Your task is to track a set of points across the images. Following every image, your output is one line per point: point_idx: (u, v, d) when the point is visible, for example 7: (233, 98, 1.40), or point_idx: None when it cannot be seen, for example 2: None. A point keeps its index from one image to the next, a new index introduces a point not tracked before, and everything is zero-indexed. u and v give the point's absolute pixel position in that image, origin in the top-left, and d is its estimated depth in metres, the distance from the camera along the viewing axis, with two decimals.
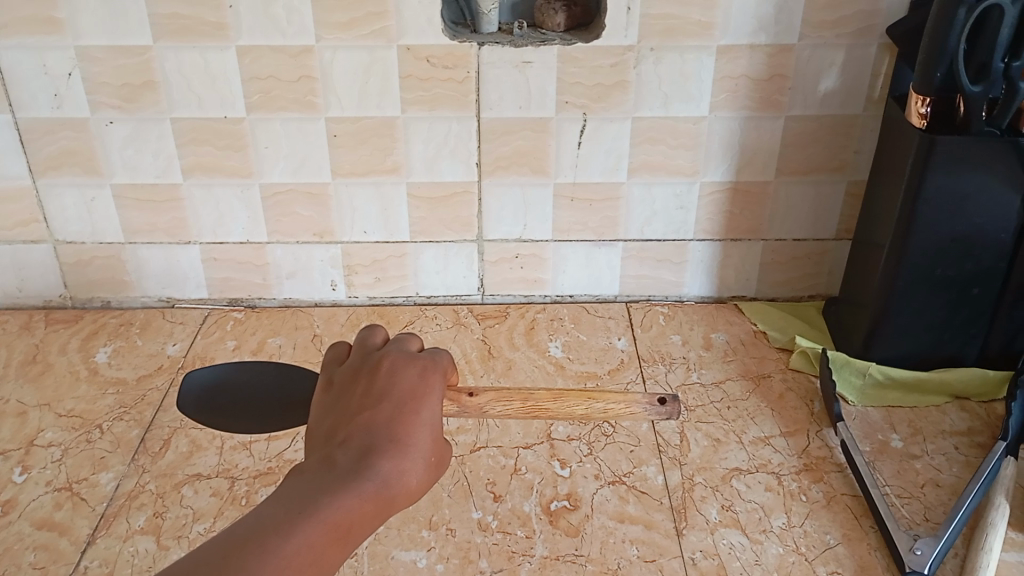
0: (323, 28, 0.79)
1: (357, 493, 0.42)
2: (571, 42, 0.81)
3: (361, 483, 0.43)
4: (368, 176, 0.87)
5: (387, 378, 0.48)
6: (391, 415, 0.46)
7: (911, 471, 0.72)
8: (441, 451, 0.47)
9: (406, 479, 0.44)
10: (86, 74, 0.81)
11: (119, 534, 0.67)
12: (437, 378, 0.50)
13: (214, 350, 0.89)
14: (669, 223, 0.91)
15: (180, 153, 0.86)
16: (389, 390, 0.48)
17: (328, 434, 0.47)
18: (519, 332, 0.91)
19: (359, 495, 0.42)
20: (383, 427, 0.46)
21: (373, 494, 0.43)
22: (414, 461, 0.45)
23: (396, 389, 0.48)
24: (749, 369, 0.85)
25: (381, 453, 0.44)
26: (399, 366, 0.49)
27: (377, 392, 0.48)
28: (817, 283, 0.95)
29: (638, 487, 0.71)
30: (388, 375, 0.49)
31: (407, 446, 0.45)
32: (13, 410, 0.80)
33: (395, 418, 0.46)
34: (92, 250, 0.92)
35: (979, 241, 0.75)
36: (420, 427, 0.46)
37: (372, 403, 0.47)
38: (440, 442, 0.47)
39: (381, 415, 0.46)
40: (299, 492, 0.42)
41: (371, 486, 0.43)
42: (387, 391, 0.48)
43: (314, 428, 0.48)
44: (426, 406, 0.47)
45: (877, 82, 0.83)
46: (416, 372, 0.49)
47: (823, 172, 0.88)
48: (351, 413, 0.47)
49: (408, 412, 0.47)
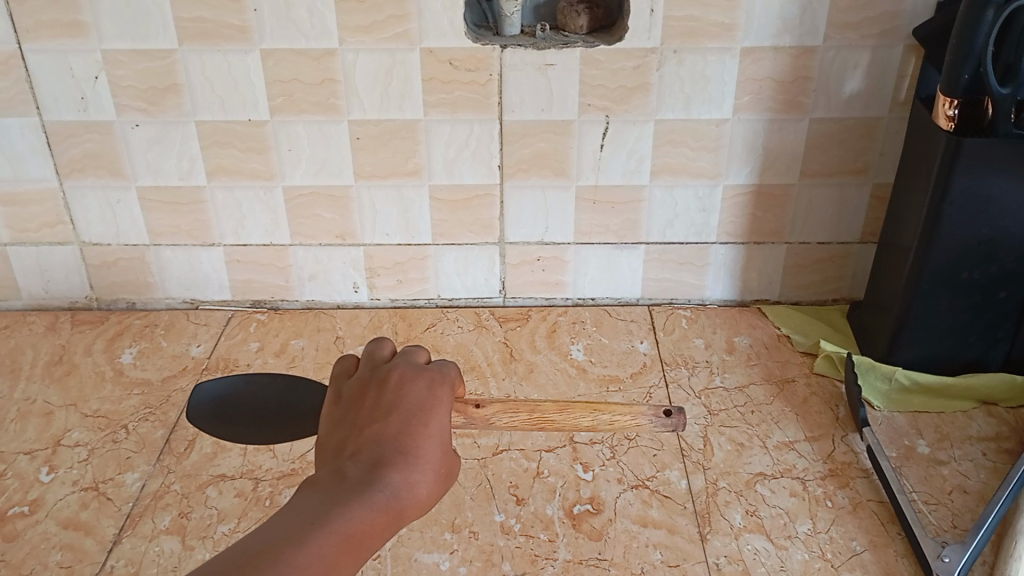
0: (346, 32, 0.79)
1: (368, 504, 0.42)
2: (593, 45, 0.80)
3: (372, 494, 0.43)
4: (390, 179, 0.88)
5: (394, 391, 0.48)
6: (400, 427, 0.46)
7: (938, 477, 0.72)
8: (450, 463, 0.47)
9: (415, 491, 0.44)
10: (111, 78, 0.82)
11: (144, 535, 0.67)
12: (445, 390, 0.50)
13: (237, 352, 0.89)
14: (691, 226, 0.91)
15: (203, 156, 0.87)
16: (398, 403, 0.48)
17: (338, 449, 0.47)
18: (541, 335, 0.91)
19: (371, 506, 0.42)
20: (393, 440, 0.46)
21: (383, 506, 0.43)
22: (423, 473, 0.45)
23: (404, 402, 0.48)
24: (772, 373, 0.85)
25: (391, 466, 0.44)
26: (407, 379, 0.49)
27: (385, 405, 0.48)
28: (841, 287, 0.95)
29: (661, 491, 0.70)
30: (396, 388, 0.49)
31: (415, 458, 0.45)
32: (39, 411, 0.81)
33: (404, 431, 0.46)
34: (116, 252, 0.93)
35: (1007, 244, 0.74)
36: (429, 439, 0.46)
37: (381, 416, 0.47)
38: (449, 454, 0.47)
39: (389, 428, 0.46)
40: (310, 506, 0.42)
41: (382, 498, 0.43)
42: (396, 403, 0.48)
43: (323, 443, 0.48)
44: (434, 418, 0.47)
45: (902, 83, 0.82)
46: (424, 385, 0.49)
47: (847, 175, 0.87)
48: (361, 426, 0.47)
49: (417, 425, 0.47)
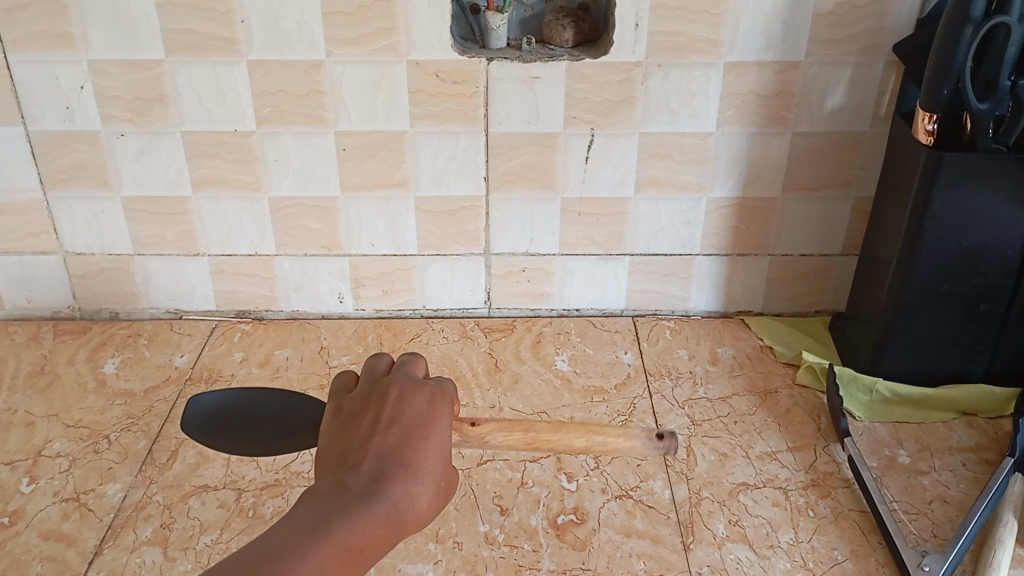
0: (334, 44, 0.80)
1: (369, 516, 0.42)
2: (579, 58, 0.81)
3: (372, 507, 0.43)
4: (376, 190, 0.88)
5: (395, 405, 0.48)
6: (400, 440, 0.46)
7: (919, 487, 0.72)
8: (450, 475, 0.47)
9: (416, 503, 0.44)
10: (98, 88, 0.82)
11: (126, 546, 0.67)
12: (445, 404, 0.49)
13: (221, 362, 0.89)
14: (676, 238, 0.91)
15: (189, 166, 0.87)
16: (398, 417, 0.47)
17: (339, 460, 0.46)
18: (526, 346, 0.91)
19: (371, 518, 0.42)
20: (393, 453, 0.45)
21: (384, 517, 0.43)
22: (423, 485, 0.45)
23: (404, 415, 0.47)
24: (756, 384, 0.85)
25: (392, 478, 0.44)
26: (407, 392, 0.49)
27: (385, 419, 0.47)
28: (824, 298, 0.96)
29: (645, 501, 0.71)
30: (396, 402, 0.48)
31: (416, 470, 0.45)
32: (21, 421, 0.80)
33: (404, 444, 0.46)
34: (101, 261, 0.93)
35: (986, 257, 0.75)
36: (430, 452, 0.46)
37: (380, 429, 0.47)
38: (450, 466, 0.47)
39: (389, 442, 0.46)
40: (311, 516, 0.42)
41: (382, 509, 0.43)
42: (396, 416, 0.47)
43: (323, 454, 0.48)
44: (435, 431, 0.47)
45: (883, 98, 0.83)
46: (425, 398, 0.48)
47: (830, 188, 0.88)
48: (361, 438, 0.47)
49: (417, 438, 0.46)
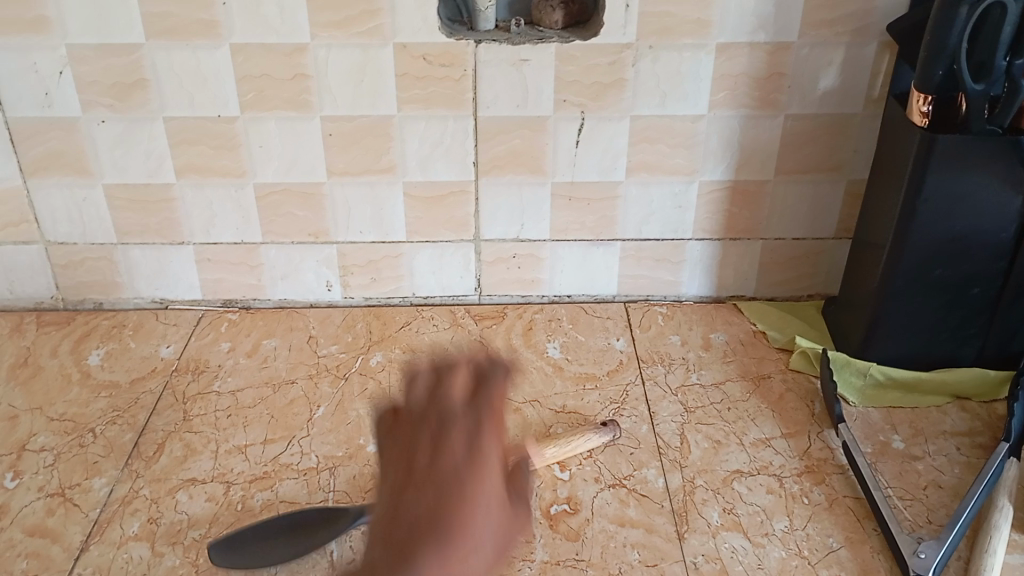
0: (317, 27, 0.78)
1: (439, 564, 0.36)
2: (568, 40, 0.80)
3: (440, 553, 0.37)
4: (363, 176, 0.87)
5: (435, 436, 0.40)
6: (451, 468, 0.39)
7: (913, 472, 0.72)
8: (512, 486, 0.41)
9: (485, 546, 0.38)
10: (76, 74, 0.80)
11: (112, 541, 0.66)
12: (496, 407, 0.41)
13: (208, 352, 0.87)
14: (667, 223, 0.90)
15: (172, 154, 0.85)
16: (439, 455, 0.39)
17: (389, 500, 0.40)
18: (517, 333, 0.91)
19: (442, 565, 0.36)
20: (446, 491, 0.38)
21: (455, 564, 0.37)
22: (488, 521, 0.38)
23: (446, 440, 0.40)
24: (749, 370, 0.85)
25: (451, 519, 0.38)
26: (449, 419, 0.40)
27: (428, 462, 0.39)
28: (816, 283, 0.95)
29: (639, 490, 0.70)
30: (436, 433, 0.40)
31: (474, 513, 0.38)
32: (4, 415, 0.79)
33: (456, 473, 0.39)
34: (82, 251, 0.91)
35: (980, 241, 0.74)
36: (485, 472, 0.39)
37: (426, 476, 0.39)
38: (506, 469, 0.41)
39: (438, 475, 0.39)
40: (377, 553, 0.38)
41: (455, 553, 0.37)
42: (440, 452, 0.40)
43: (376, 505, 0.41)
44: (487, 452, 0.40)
45: (876, 80, 0.82)
46: (468, 425, 0.40)
47: (822, 171, 0.87)
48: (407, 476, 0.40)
49: (469, 465, 0.39)
